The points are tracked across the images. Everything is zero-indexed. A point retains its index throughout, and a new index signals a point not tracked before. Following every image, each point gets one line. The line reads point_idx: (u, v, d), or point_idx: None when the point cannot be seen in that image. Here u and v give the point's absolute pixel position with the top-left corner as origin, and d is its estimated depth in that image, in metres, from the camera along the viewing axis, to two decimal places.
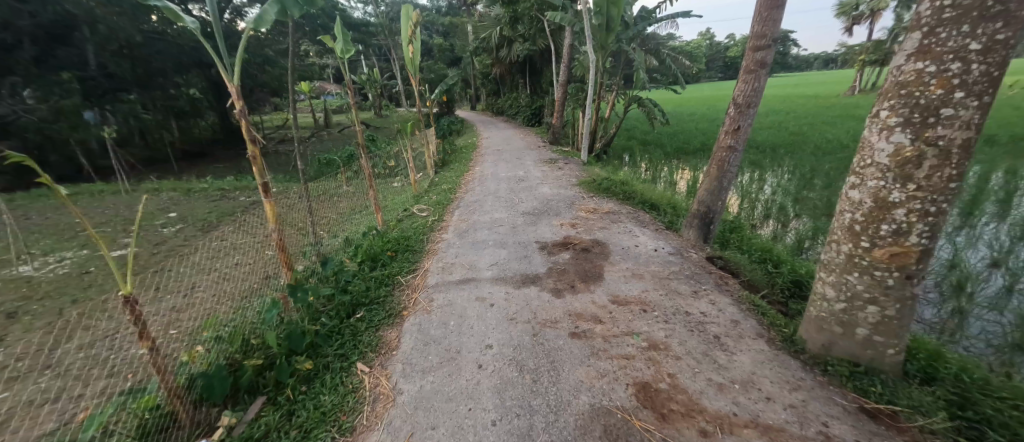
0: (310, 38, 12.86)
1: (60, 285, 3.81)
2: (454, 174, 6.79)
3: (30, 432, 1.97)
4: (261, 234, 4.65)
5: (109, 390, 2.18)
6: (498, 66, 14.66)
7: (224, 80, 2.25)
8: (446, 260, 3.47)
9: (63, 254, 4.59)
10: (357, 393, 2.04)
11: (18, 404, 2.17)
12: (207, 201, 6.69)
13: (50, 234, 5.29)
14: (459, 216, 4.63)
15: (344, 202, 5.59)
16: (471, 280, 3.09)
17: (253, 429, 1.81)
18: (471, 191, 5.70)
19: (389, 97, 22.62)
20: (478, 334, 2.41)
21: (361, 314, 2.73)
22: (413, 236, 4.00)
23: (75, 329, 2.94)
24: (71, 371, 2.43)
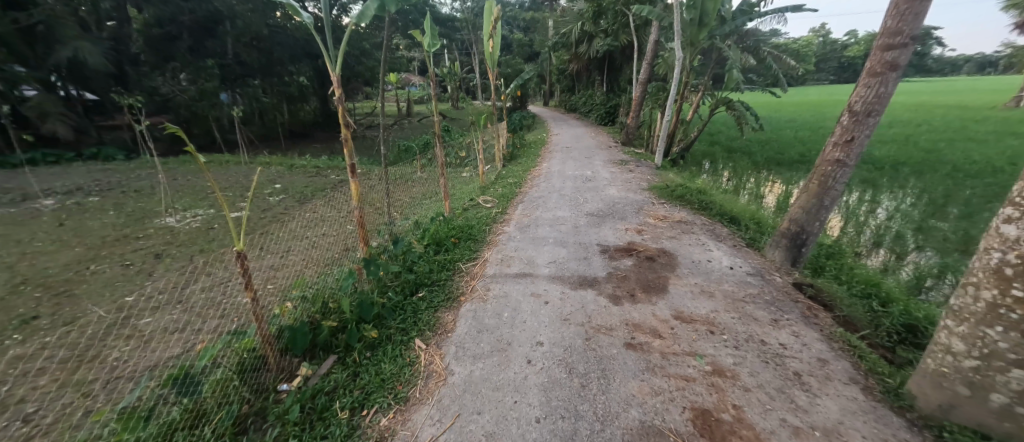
0: (401, 32, 13.86)
1: (194, 236, 4.62)
2: (521, 169, 6.85)
3: (164, 351, 2.45)
4: (345, 210, 5.16)
5: (220, 328, 2.62)
6: (575, 62, 14.43)
7: (328, 70, 2.52)
8: (505, 253, 3.54)
9: (197, 211, 5.56)
10: (413, 366, 2.19)
11: (158, 329, 2.69)
12: (305, 177, 7.59)
13: (190, 194, 6.44)
14: (523, 210, 4.68)
15: (417, 188, 5.96)
16: (528, 275, 3.11)
17: (323, 384, 2.04)
18: (536, 186, 5.72)
19: (467, 90, 23.57)
20: (531, 328, 2.43)
21: (423, 293, 2.91)
22: (476, 226, 4.13)
23: (201, 274, 3.57)
24: (195, 308, 2.96)
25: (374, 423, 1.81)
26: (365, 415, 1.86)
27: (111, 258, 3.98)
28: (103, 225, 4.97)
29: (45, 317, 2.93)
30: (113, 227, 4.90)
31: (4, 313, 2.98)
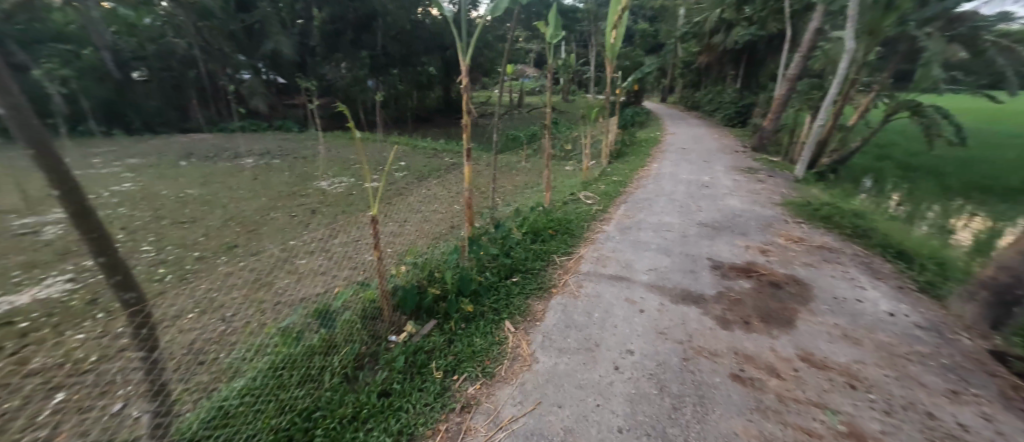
0: (523, 25, 14.28)
1: (339, 199, 5.59)
2: (628, 167, 6.53)
3: (313, 287, 3.07)
4: (455, 190, 5.65)
5: (351, 277, 3.16)
6: (705, 55, 13.00)
7: (460, 60, 2.75)
8: (602, 252, 3.44)
9: (342, 178, 6.69)
10: (502, 345, 2.30)
11: (310, 269, 3.37)
12: (425, 157, 8.48)
13: (338, 163, 7.77)
14: (625, 211, 4.47)
15: (521, 177, 6.18)
16: (624, 278, 2.97)
17: (424, 343, 2.29)
18: (643, 187, 5.39)
19: (579, 83, 23.27)
20: (622, 334, 2.33)
21: (517, 278, 3.02)
22: (575, 220, 4.10)
23: (342, 230, 4.33)
24: (336, 257, 3.61)
25: (463, 389, 1.97)
26: (456, 380, 2.04)
27: (283, 209, 5.08)
28: (280, 182, 6.34)
29: (242, 247, 3.90)
30: (286, 185, 6.22)
31: (220, 240, 4.07)
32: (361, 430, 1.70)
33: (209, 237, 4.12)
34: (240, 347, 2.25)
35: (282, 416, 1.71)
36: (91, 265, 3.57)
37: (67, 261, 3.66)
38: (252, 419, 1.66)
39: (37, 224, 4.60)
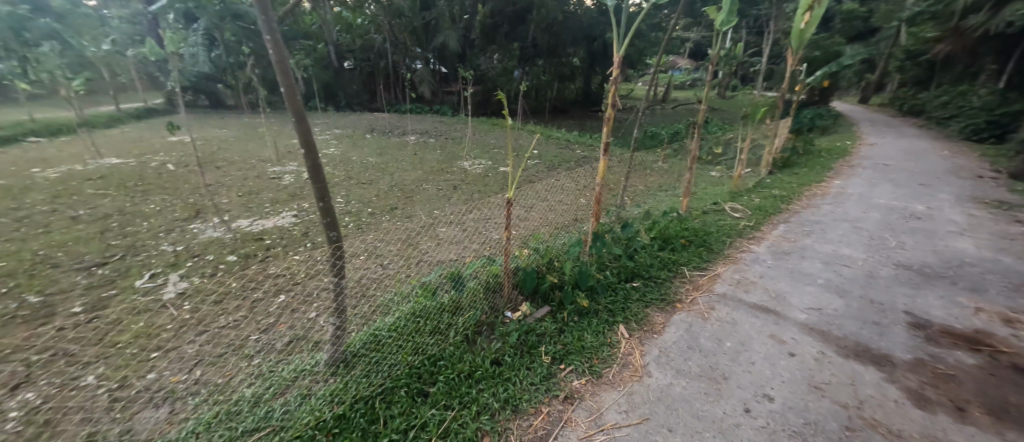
0: (683, 11, 12.98)
1: (477, 179, 6.18)
2: (795, 181, 5.41)
3: (449, 253, 3.51)
4: (584, 183, 5.63)
5: (481, 250, 3.50)
6: (943, 44, 9.64)
7: (613, 52, 2.66)
8: (745, 275, 2.97)
9: (482, 160, 7.37)
10: (613, 348, 2.23)
11: (449, 237, 3.86)
12: (557, 148, 8.66)
13: (480, 147, 8.57)
14: (783, 232, 3.74)
15: (656, 178, 5.76)
16: (771, 311, 2.51)
17: (536, 326, 2.37)
18: (813, 207, 4.41)
19: (743, 77, 20.06)
20: (759, 374, 1.97)
21: (637, 284, 2.85)
22: (714, 234, 3.64)
23: (478, 207, 4.80)
24: (469, 230, 4.04)
25: (567, 380, 1.99)
26: (562, 369, 2.06)
27: (433, 182, 5.89)
28: (434, 159, 7.37)
29: (400, 210, 4.70)
30: (437, 161, 7.19)
31: (386, 201, 4.99)
32: (473, 388, 1.89)
33: (379, 198, 5.09)
34: (392, 291, 2.76)
35: (415, 356, 2.05)
36: (307, 207, 4.82)
37: (294, 201, 5.03)
38: (394, 353, 2.04)
39: (281, 172, 6.42)
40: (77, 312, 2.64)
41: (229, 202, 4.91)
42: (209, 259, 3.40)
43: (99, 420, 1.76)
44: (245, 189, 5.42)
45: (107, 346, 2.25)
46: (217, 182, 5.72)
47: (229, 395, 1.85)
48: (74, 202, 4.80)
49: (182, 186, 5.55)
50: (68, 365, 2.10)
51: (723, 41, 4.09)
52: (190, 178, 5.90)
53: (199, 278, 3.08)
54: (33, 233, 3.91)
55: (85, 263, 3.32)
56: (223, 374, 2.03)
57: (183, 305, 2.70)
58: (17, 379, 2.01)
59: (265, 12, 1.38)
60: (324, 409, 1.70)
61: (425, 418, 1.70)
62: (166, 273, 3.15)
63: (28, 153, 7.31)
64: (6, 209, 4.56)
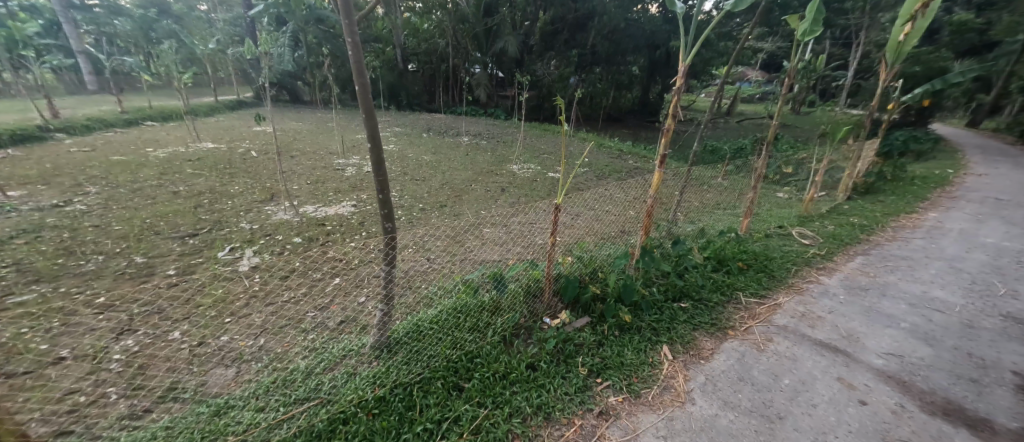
0: (758, 20, 12.15)
1: (525, 183, 6.22)
2: (879, 208, 4.84)
3: (494, 253, 3.58)
4: (634, 195, 5.47)
5: (524, 253, 3.52)
6: None
7: (679, 61, 2.56)
8: (810, 308, 2.70)
9: (531, 165, 7.40)
10: (654, 369, 2.12)
11: (494, 237, 3.93)
12: (608, 157, 8.47)
13: (530, 151, 8.62)
14: (861, 266, 3.35)
15: (713, 196, 5.45)
16: (841, 351, 2.25)
17: (574, 335, 2.33)
18: (901, 241, 3.90)
19: (822, 92, 18.35)
20: (821, 418, 1.77)
21: (686, 304, 2.70)
22: (777, 259, 3.36)
23: (525, 211, 4.84)
24: (514, 232, 4.10)
25: (603, 395, 1.93)
26: (598, 383, 2.01)
27: (482, 183, 6.02)
28: (484, 160, 7.55)
29: (449, 207, 4.86)
30: (487, 163, 7.35)
31: (436, 198, 5.18)
32: (507, 389, 1.90)
33: (430, 195, 5.30)
34: (436, 285, 2.86)
35: (453, 350, 2.11)
36: (365, 198, 5.13)
37: (354, 192, 5.38)
38: (434, 344, 2.11)
39: (345, 164, 6.92)
40: (171, 274, 3.03)
41: (298, 188, 5.38)
42: (278, 239, 3.74)
43: (181, 370, 2.01)
44: (314, 178, 5.92)
45: (191, 307, 2.56)
46: (290, 170, 6.30)
47: (287, 364, 2.04)
48: (176, 179, 5.53)
49: (262, 171, 6.18)
50: (161, 320, 2.42)
51: (804, 52, 3.76)
52: (269, 164, 6.55)
53: (269, 255, 3.40)
54: (143, 203, 4.56)
55: (180, 232, 3.81)
56: (283, 344, 2.23)
57: (253, 277, 3.00)
58: (122, 326, 2.34)
59: (348, 18, 1.52)
60: (366, 390, 1.80)
61: (459, 412, 1.74)
62: (242, 248, 3.51)
63: (145, 135, 8.55)
64: (125, 181, 5.36)
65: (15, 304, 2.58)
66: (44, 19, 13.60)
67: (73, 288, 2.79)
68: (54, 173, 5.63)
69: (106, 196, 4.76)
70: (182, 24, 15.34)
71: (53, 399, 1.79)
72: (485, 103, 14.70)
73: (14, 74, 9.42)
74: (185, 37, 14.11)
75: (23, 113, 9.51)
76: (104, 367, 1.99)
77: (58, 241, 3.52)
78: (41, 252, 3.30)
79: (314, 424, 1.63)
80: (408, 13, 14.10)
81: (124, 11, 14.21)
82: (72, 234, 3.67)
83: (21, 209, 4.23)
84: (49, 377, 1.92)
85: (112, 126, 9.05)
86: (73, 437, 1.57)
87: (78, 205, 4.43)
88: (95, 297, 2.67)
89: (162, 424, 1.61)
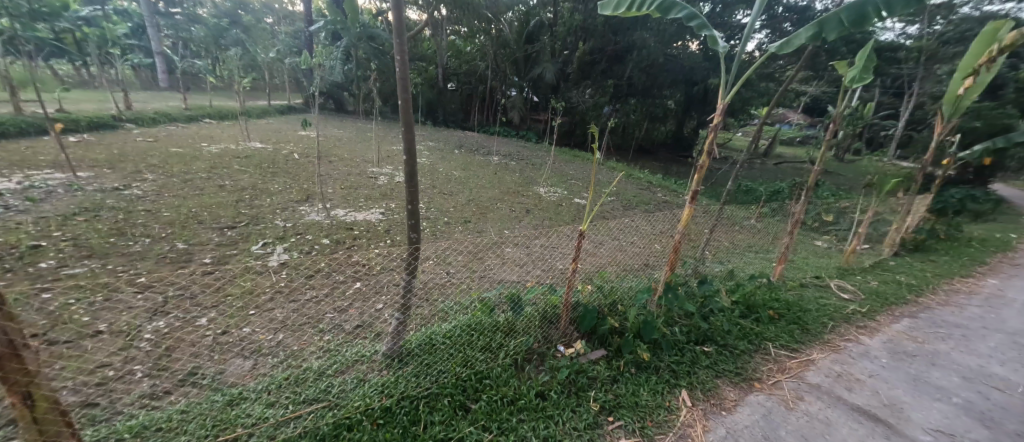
0: (802, 63, 11.93)
1: (550, 206, 6.24)
2: (931, 268, 4.49)
3: (512, 272, 3.57)
4: (660, 230, 5.38)
5: (543, 277, 3.49)
6: None
7: (718, 98, 2.52)
8: (846, 370, 2.49)
9: (557, 189, 7.44)
10: (670, 414, 2.01)
11: (514, 258, 3.92)
12: (637, 188, 8.39)
13: (559, 176, 8.66)
14: (908, 329, 3.08)
15: (744, 238, 5.29)
16: (882, 421, 2.05)
17: (589, 366, 2.25)
18: (955, 307, 3.58)
19: (870, 141, 17.57)
20: None
21: (709, 348, 2.57)
22: (813, 312, 3.15)
23: (549, 233, 4.83)
24: (534, 254, 4.08)
25: (613, 436, 1.83)
26: (610, 421, 1.92)
27: (507, 203, 6.08)
28: (513, 180, 7.67)
29: (473, 224, 4.92)
30: (515, 183, 7.45)
31: (461, 213, 5.28)
32: (513, 417, 1.84)
33: (457, 210, 5.41)
34: (452, 301, 2.85)
35: (463, 368, 2.08)
36: (393, 207, 5.29)
37: (384, 200, 5.56)
38: (446, 360, 2.10)
39: (378, 172, 7.19)
40: (207, 262, 3.20)
41: (332, 192, 5.62)
42: (308, 239, 3.89)
43: (204, 356, 2.08)
44: (347, 184, 6.17)
45: (221, 296, 2.68)
46: (327, 174, 6.60)
47: (300, 363, 2.07)
48: (224, 174, 5.91)
49: (301, 173, 6.51)
50: (193, 306, 2.54)
51: (851, 100, 3.64)
52: (308, 166, 6.90)
53: (298, 253, 3.53)
54: (192, 193, 4.88)
55: (221, 223, 4.03)
56: (299, 342, 2.27)
57: (282, 274, 3.11)
58: (155, 308, 2.47)
59: (400, 39, 1.62)
60: (374, 398, 1.80)
61: (463, 434, 1.70)
62: (275, 244, 3.66)
63: (203, 131, 9.25)
64: (179, 171, 5.77)
65: (68, 276, 2.78)
66: (132, 23, 15.23)
67: (120, 266, 2.99)
68: (120, 159, 6.16)
69: (160, 183, 5.13)
70: (248, 34, 16.75)
71: (87, 370, 1.89)
72: (518, 125, 15.05)
73: (100, 69, 10.49)
74: (249, 46, 15.40)
75: (101, 103, 10.55)
76: (135, 345, 2.10)
77: (114, 221, 3.80)
78: (98, 230, 3.57)
79: (319, 427, 1.63)
80: (454, 36, 14.78)
81: (201, 19, 15.73)
82: (127, 216, 3.95)
83: (86, 189, 4.62)
84: (85, 348, 2.04)
85: (175, 121, 9.85)
86: (99, 409, 1.65)
87: (135, 189, 4.78)
88: (137, 276, 2.84)
89: (179, 407, 1.66)
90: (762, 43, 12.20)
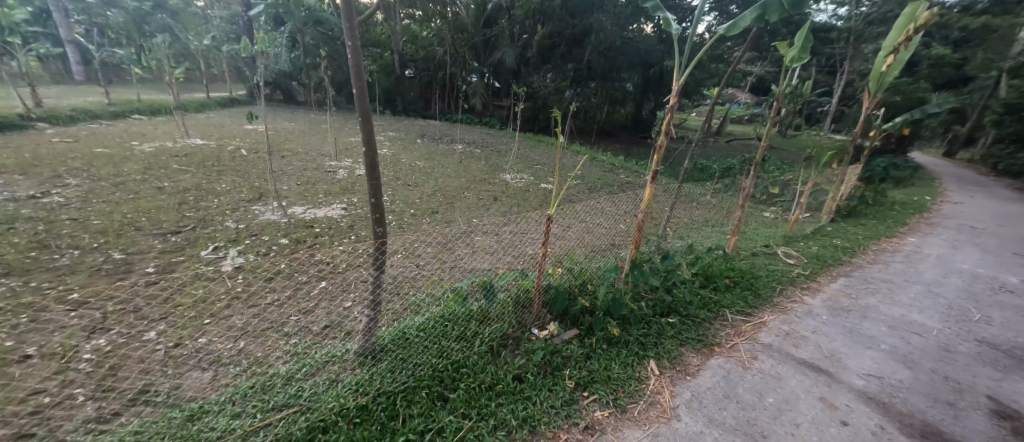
0: (749, 45, 12.56)
1: (518, 192, 6.26)
2: (860, 231, 4.98)
3: (482, 261, 3.58)
4: (624, 209, 5.58)
5: (514, 264, 3.52)
6: None
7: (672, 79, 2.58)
8: (794, 328, 2.74)
9: (524, 175, 7.46)
10: (641, 384, 2.12)
11: (486, 245, 3.93)
12: (600, 171, 8.59)
13: (525, 161, 8.71)
14: (843, 287, 3.42)
15: (702, 213, 5.62)
16: (823, 371, 2.28)
17: (563, 346, 2.32)
18: (881, 264, 4.01)
19: (810, 118, 18.97)
20: (803, 438, 1.78)
21: (674, 319, 2.72)
22: (764, 278, 3.43)
23: (520, 219, 4.88)
24: (504, 240, 4.11)
25: (589, 409, 1.91)
26: (585, 397, 1.99)
27: (474, 191, 6.04)
28: (479, 168, 7.60)
29: (441, 214, 4.84)
30: (481, 171, 7.38)
31: (428, 204, 5.17)
32: (492, 401, 1.87)
33: (423, 201, 5.29)
34: (424, 293, 2.82)
35: (439, 360, 2.07)
36: (356, 201, 5.09)
37: (345, 195, 5.34)
38: (421, 353, 2.08)
39: (337, 166, 6.87)
40: (150, 272, 2.94)
41: (288, 189, 5.30)
42: (264, 239, 3.68)
43: (155, 373, 1.93)
44: (304, 179, 5.85)
45: (170, 307, 2.48)
46: (280, 169, 6.22)
47: (265, 369, 1.98)
48: (162, 174, 5.42)
49: (251, 170, 6.10)
50: (138, 319, 2.34)
51: (792, 78, 3.87)
52: (258, 163, 6.47)
53: (253, 256, 3.33)
54: (126, 197, 4.44)
55: (163, 229, 3.71)
56: (264, 348, 2.16)
57: (237, 278, 2.93)
58: (94, 325, 2.25)
59: (349, 23, 1.52)
60: (348, 398, 1.75)
61: (442, 424, 1.70)
62: (226, 248, 3.43)
63: (133, 128, 8.39)
64: (108, 174, 5.22)
65: None
66: (32, 6, 13.33)
67: (45, 283, 2.68)
68: (32, 163, 5.45)
69: (87, 189, 4.62)
70: None
71: (16, 399, 1.70)
72: (481, 111, 14.87)
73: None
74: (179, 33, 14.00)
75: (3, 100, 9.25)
76: (74, 367, 1.91)
77: (33, 234, 3.39)
78: (14, 244, 3.17)
79: (293, 432, 1.57)
80: (408, 20, 14.20)
81: None
82: (48, 227, 3.53)
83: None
84: (12, 376, 1.83)
85: (97, 118, 8.84)
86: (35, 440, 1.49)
87: (56, 196, 4.29)
88: (67, 292, 2.56)
89: (131, 429, 1.54)
90: (712, 25, 12.71)
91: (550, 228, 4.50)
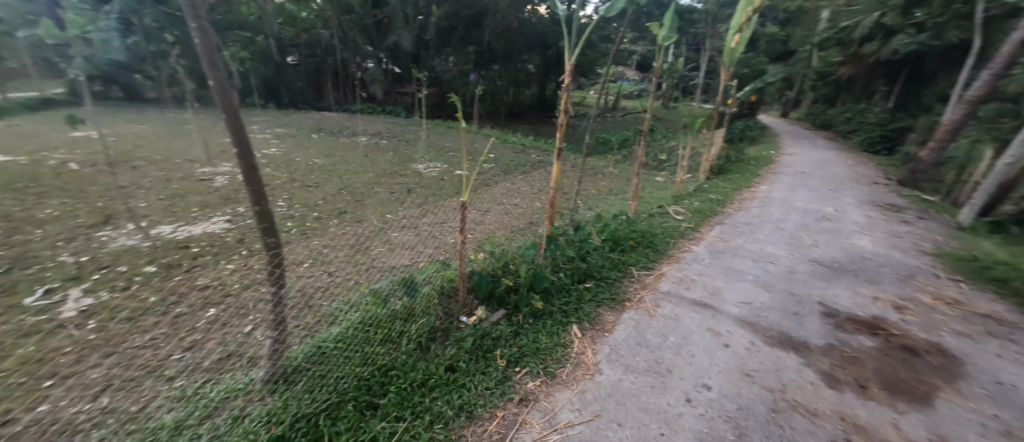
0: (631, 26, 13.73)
1: (431, 182, 6.07)
2: (728, 185, 5.93)
3: (399, 257, 3.43)
4: (537, 188, 5.80)
5: (434, 255, 3.44)
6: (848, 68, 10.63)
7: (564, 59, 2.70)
8: (686, 274, 3.18)
9: (436, 163, 7.25)
10: (567, 349, 2.27)
11: (402, 241, 3.76)
12: (513, 152, 8.76)
13: (436, 149, 8.46)
14: (720, 233, 4.06)
15: (606, 183, 6.11)
16: (710, 306, 2.70)
17: (492, 328, 2.37)
18: (745, 211, 4.84)
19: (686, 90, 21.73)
20: (700, 365, 2.09)
21: (590, 284, 2.96)
22: (661, 235, 3.89)
23: (437, 209, 4.77)
24: (422, 232, 3.98)
25: (522, 383, 1.99)
26: (517, 372, 2.07)
27: (384, 185, 5.71)
28: (386, 161, 7.16)
29: (349, 214, 4.49)
30: (390, 164, 6.98)
31: (333, 205, 4.74)
32: (426, 397, 1.83)
33: (326, 202, 4.83)
34: (338, 300, 2.61)
35: (364, 367, 1.95)
36: (242, 211, 4.44)
37: (228, 205, 4.60)
38: (342, 364, 1.92)
39: (212, 173, 5.86)
40: None
41: (147, 206, 4.37)
42: (120, 271, 3.00)
43: None
44: (169, 192, 4.88)
45: None
46: (133, 183, 5.08)
47: (143, 424, 1.61)
48: None
49: (89, 188, 4.88)
50: None
51: (666, 55, 4.34)
52: (98, 178, 5.19)
53: (108, 293, 2.71)
54: None
55: None
56: (137, 401, 1.75)
57: (86, 324, 2.35)
58: None
59: None
60: (260, 431, 1.54)
61: (375, 432, 1.61)
62: (64, 289, 2.72)
63: None
64: None
65: None
66: None
67: None
68: None
69: None
70: None
71: None
72: (383, 100, 13.93)
73: None
74: None
75: None
76: None
77: None
78: None
79: None
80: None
81: None
82: None
83: None
84: None
85: None
86: None
87: None
88: None
89: None
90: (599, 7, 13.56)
91: (468, 214, 4.47)
